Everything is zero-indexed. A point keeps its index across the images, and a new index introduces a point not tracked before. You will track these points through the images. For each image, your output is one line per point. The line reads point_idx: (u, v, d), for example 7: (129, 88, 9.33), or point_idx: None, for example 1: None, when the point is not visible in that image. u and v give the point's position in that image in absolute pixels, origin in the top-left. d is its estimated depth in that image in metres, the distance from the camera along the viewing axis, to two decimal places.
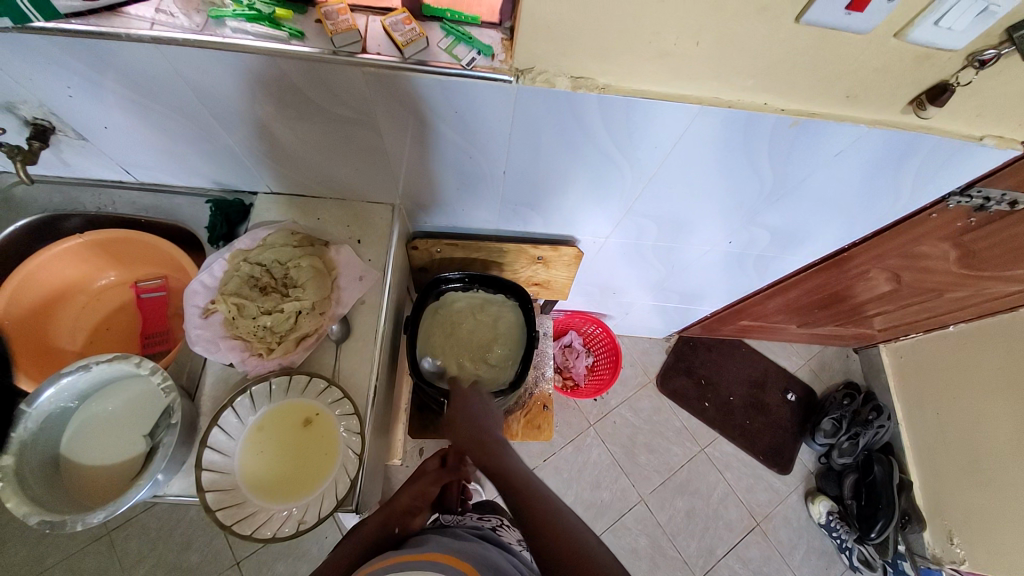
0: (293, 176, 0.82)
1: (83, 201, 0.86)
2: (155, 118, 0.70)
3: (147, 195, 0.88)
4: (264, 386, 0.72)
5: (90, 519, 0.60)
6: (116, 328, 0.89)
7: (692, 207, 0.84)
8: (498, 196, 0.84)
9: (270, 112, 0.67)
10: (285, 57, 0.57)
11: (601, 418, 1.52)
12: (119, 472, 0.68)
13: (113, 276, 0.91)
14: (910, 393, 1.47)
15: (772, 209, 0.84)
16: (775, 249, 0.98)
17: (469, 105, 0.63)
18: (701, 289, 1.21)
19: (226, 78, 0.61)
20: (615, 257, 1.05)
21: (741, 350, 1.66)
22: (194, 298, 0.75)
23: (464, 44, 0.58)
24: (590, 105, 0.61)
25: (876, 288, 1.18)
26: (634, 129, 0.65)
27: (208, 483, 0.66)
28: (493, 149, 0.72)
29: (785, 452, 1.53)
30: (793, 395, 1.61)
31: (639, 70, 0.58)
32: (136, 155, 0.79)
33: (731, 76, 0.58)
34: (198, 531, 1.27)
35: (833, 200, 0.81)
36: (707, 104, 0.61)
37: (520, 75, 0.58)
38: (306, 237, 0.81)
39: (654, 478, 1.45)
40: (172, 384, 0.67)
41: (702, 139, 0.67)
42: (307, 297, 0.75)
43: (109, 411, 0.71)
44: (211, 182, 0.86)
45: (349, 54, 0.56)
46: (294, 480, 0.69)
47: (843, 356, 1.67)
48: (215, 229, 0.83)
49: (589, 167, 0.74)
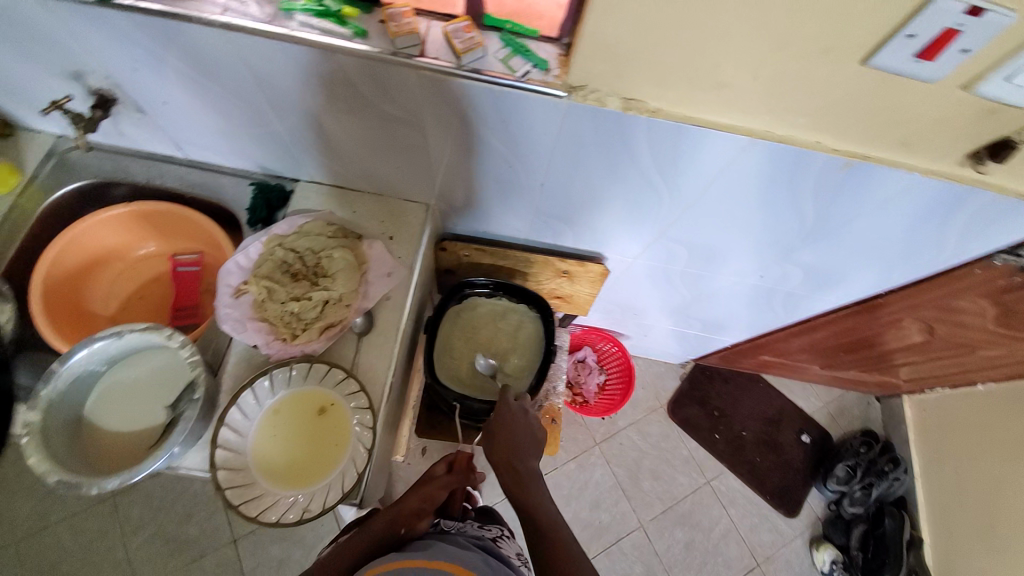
0: (334, 166, 0.83)
1: (133, 171, 0.89)
2: (212, 97, 0.72)
3: (194, 171, 0.90)
4: (284, 372, 0.73)
5: (104, 485, 0.61)
6: (150, 298, 0.92)
7: (729, 238, 0.82)
8: (532, 206, 0.84)
9: (322, 103, 0.68)
10: (346, 54, 0.58)
11: (607, 438, 1.50)
12: (138, 441, 0.70)
13: (152, 247, 0.93)
14: (930, 448, 1.42)
15: (808, 248, 0.82)
16: (806, 288, 0.96)
17: (517, 115, 0.63)
18: (725, 320, 1.19)
19: (286, 69, 0.63)
20: (641, 279, 1.04)
21: (758, 385, 1.62)
22: (228, 278, 0.77)
23: (521, 56, 0.58)
24: (640, 127, 0.61)
25: (906, 337, 1.14)
26: (680, 156, 0.65)
27: (220, 460, 0.67)
28: (533, 162, 0.72)
29: (794, 495, 1.49)
30: (808, 436, 1.56)
31: (694, 98, 0.57)
32: (188, 131, 0.81)
33: (787, 113, 0.57)
34: (200, 504, 1.29)
35: (875, 245, 0.79)
36: (759, 137, 0.60)
37: (572, 91, 0.58)
38: (341, 228, 0.83)
39: (656, 506, 1.43)
40: (198, 358, 0.68)
41: (746, 172, 0.66)
42: (336, 288, 0.76)
43: (133, 379, 0.72)
44: (256, 166, 0.88)
45: (408, 56, 0.58)
46: (303, 468, 0.70)
47: (864, 403, 1.62)
48: (255, 212, 0.85)
49: (627, 187, 0.74)
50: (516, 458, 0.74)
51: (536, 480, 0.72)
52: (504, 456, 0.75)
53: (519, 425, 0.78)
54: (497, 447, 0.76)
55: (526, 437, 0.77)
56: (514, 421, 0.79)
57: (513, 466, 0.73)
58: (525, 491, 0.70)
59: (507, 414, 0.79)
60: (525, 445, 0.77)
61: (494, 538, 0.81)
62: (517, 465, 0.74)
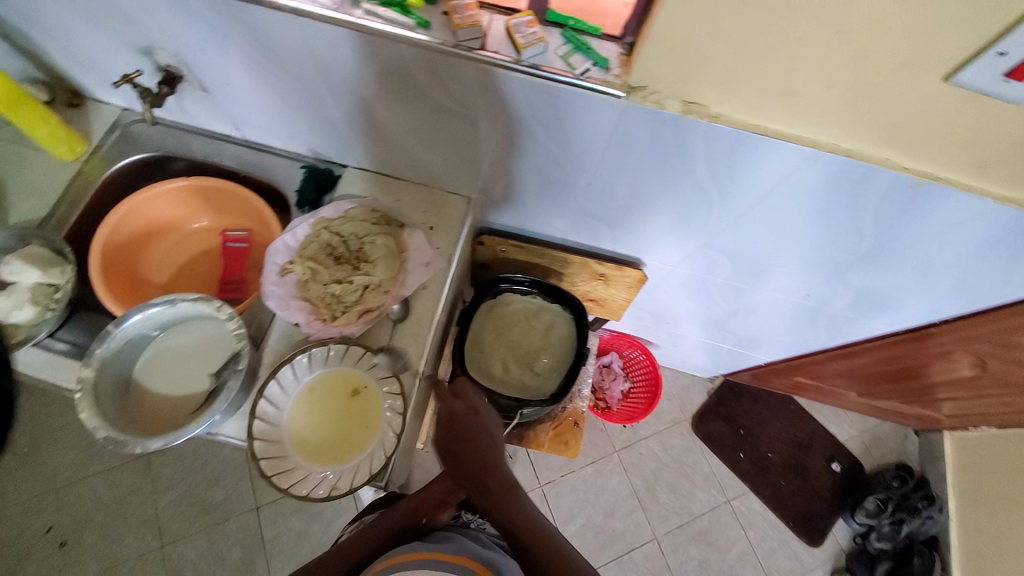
0: (382, 154, 0.85)
1: (192, 147, 0.93)
2: (271, 79, 0.74)
3: (248, 151, 0.93)
4: (322, 351, 0.74)
5: (148, 445, 0.64)
6: (199, 270, 0.95)
7: (776, 253, 0.80)
8: (574, 206, 0.84)
9: (377, 91, 0.69)
10: (408, 43, 0.59)
11: (627, 446, 1.48)
12: (180, 405, 0.72)
13: (204, 221, 0.97)
14: (968, 488, 1.34)
15: (860, 268, 0.78)
16: (854, 311, 0.92)
17: (571, 114, 0.62)
18: (761, 337, 1.15)
19: (347, 55, 0.64)
20: (678, 287, 1.02)
21: (789, 407, 1.56)
22: (275, 256, 0.79)
23: (581, 53, 0.58)
24: (697, 132, 0.59)
25: (955, 371, 1.08)
26: (736, 164, 0.63)
27: (257, 431, 0.69)
28: (581, 161, 0.72)
29: (818, 523, 1.43)
30: (838, 465, 1.50)
31: (757, 105, 0.55)
32: (246, 111, 0.84)
33: (856, 126, 0.55)
34: (227, 471, 1.34)
35: (933, 271, 0.75)
36: (823, 150, 0.58)
37: (631, 91, 0.57)
38: (384, 216, 0.84)
39: (671, 520, 1.40)
40: (244, 332, 0.71)
41: (805, 186, 0.64)
42: (377, 274, 0.78)
43: (181, 346, 0.75)
44: (307, 149, 0.90)
45: (469, 49, 0.58)
46: (335, 446, 0.71)
47: (901, 435, 1.54)
48: (304, 194, 0.88)
49: (674, 192, 0.72)
50: (483, 470, 0.69)
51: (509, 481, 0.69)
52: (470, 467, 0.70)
53: (473, 429, 0.72)
54: (461, 462, 0.71)
55: (480, 442, 0.71)
56: (470, 426, 0.72)
57: (481, 476, 0.69)
58: (500, 497, 0.68)
59: (459, 425, 0.72)
60: (483, 450, 0.71)
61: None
62: (487, 474, 0.69)
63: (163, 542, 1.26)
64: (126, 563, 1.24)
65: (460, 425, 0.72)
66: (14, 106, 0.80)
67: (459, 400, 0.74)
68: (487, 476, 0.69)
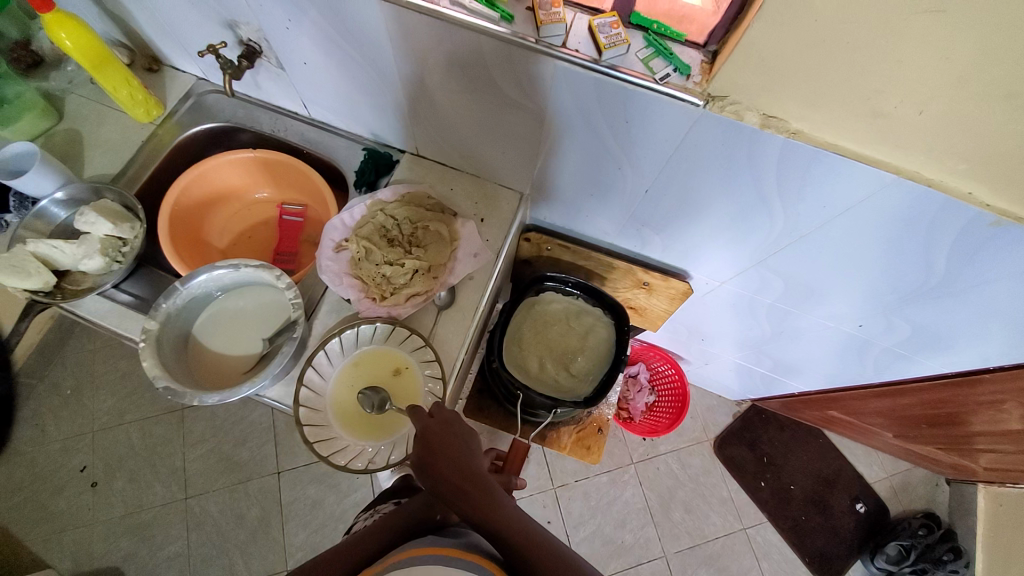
0: (440, 143, 0.86)
1: (261, 121, 0.97)
2: (344, 60, 0.76)
3: (312, 129, 0.96)
4: (370, 328, 0.76)
5: (205, 399, 0.67)
6: (256, 239, 0.99)
7: (831, 278, 0.78)
8: (627, 210, 0.83)
9: (448, 78, 0.70)
10: (488, 35, 0.60)
11: (645, 460, 1.46)
12: (232, 364, 0.75)
13: (266, 193, 1.01)
14: (999, 548, 1.26)
15: (921, 303, 0.75)
16: (906, 347, 0.89)
17: (643, 118, 0.62)
18: (799, 364, 1.12)
19: (425, 40, 0.65)
20: (723, 304, 1.01)
21: (817, 440, 1.51)
22: (331, 233, 0.82)
23: (662, 58, 0.57)
24: (772, 146, 0.58)
25: (1003, 423, 1.02)
26: (808, 184, 0.62)
27: (303, 399, 0.72)
28: (643, 166, 0.71)
29: (835, 564, 1.39)
30: (862, 506, 1.45)
31: (839, 125, 0.54)
32: (315, 90, 0.87)
33: (942, 156, 0.53)
34: (253, 433, 1.38)
35: (1002, 315, 0.71)
36: (905, 176, 0.56)
37: (710, 100, 0.56)
38: (438, 204, 0.86)
39: (682, 539, 1.38)
40: (300, 302, 0.73)
41: (877, 211, 0.62)
42: (427, 259, 0.79)
43: (237, 309, 0.78)
44: (368, 132, 0.93)
45: (550, 45, 0.58)
46: (374, 421, 0.73)
47: (933, 483, 1.47)
48: (363, 175, 0.89)
49: (736, 205, 0.71)
50: (465, 481, 0.63)
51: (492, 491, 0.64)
52: (450, 481, 0.63)
53: (450, 442, 0.66)
54: (438, 478, 0.64)
55: (458, 453, 0.65)
56: (449, 441, 0.66)
57: (462, 490, 0.63)
58: (485, 506, 0.62)
59: (434, 440, 0.65)
60: (463, 462, 0.65)
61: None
62: (471, 487, 0.63)
63: (188, 494, 1.31)
64: (151, 509, 1.30)
65: (435, 440, 0.65)
66: (100, 68, 0.84)
67: (434, 414, 0.68)
68: (469, 487, 0.63)
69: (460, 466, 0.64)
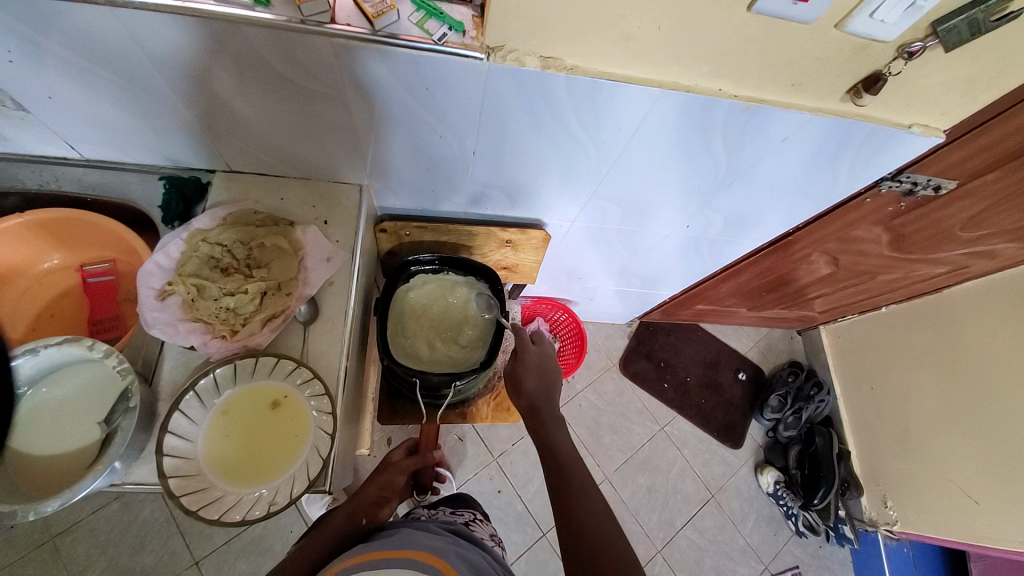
0: (251, 152, 0.79)
1: (22, 177, 0.80)
2: (103, 87, 0.65)
3: (93, 172, 0.83)
4: (228, 369, 0.70)
5: (44, 508, 0.58)
6: (61, 315, 0.84)
7: (654, 191, 0.88)
8: (467, 176, 0.85)
9: (230, 84, 0.64)
10: (250, 24, 0.55)
11: (568, 401, 1.55)
12: (65, 461, 0.64)
13: (57, 259, 0.85)
14: (847, 369, 1.56)
15: (726, 194, 0.89)
16: (727, 233, 1.04)
17: (441, 82, 0.63)
18: (661, 274, 1.26)
19: (182, 44, 0.58)
20: (581, 241, 1.08)
21: (697, 334, 1.74)
22: (149, 280, 0.72)
23: (435, 19, 0.58)
24: (559, 85, 0.63)
25: (817, 271, 1.25)
26: (602, 111, 0.68)
27: (169, 469, 0.64)
28: (462, 130, 0.73)
29: (737, 428, 1.62)
30: (744, 374, 1.70)
31: (605, 52, 0.60)
32: (80, 128, 0.74)
33: (689, 62, 0.62)
34: (153, 532, 1.21)
35: (782, 185, 0.86)
36: (668, 88, 0.64)
37: (491, 52, 0.59)
38: (270, 216, 0.80)
39: (618, 457, 1.51)
40: (128, 366, 0.65)
41: (662, 123, 0.70)
42: (273, 277, 0.75)
43: (55, 399, 0.67)
44: (163, 160, 0.82)
45: (318, 24, 0.56)
46: (262, 462, 0.68)
47: (788, 337, 1.78)
48: (169, 208, 0.80)
49: (555, 148, 0.76)
50: (542, 402, 0.80)
51: (559, 424, 0.78)
52: (529, 403, 0.81)
53: (542, 371, 0.83)
54: (523, 391, 0.82)
55: (544, 379, 0.82)
56: (541, 369, 0.83)
57: (536, 409, 0.80)
58: (553, 437, 0.76)
59: (529, 361, 0.84)
60: (545, 389, 0.82)
61: (465, 523, 0.89)
62: (542, 412, 0.79)
63: None
64: None
65: (530, 364, 0.84)
66: None
67: (536, 345, 0.86)
68: (542, 411, 0.79)
69: (542, 391, 0.81)
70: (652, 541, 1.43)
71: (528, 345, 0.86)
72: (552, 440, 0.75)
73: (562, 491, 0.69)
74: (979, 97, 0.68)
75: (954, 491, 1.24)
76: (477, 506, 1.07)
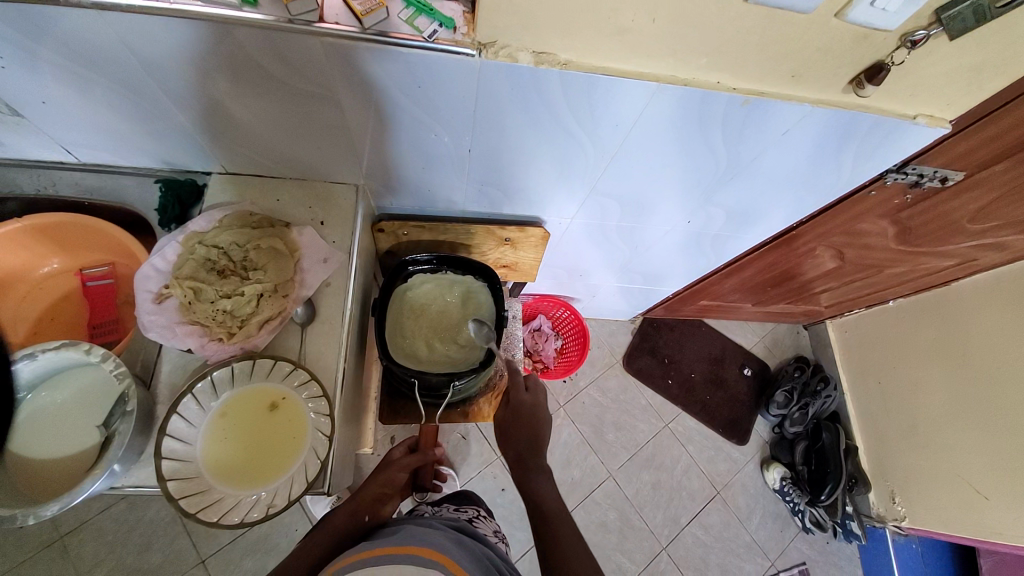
0: (247, 153, 0.79)
1: (20, 182, 0.81)
2: (97, 92, 0.65)
3: (90, 176, 0.83)
4: (225, 371, 0.70)
5: (43, 512, 0.58)
6: (61, 320, 0.84)
7: (654, 187, 0.87)
8: (464, 174, 0.84)
9: (223, 85, 0.64)
10: (240, 25, 0.54)
11: (571, 399, 1.55)
12: (66, 464, 0.64)
13: (56, 264, 0.86)
14: (854, 364, 1.54)
15: (726, 188, 0.87)
16: (730, 228, 1.02)
17: (434, 80, 0.62)
18: (663, 270, 1.25)
19: (173, 48, 0.58)
20: (581, 238, 1.08)
21: (701, 329, 1.72)
22: (146, 284, 0.73)
23: (426, 16, 0.58)
24: (553, 81, 0.62)
25: (822, 265, 1.23)
26: (598, 106, 0.67)
27: (168, 472, 0.64)
28: (458, 128, 0.72)
29: (742, 424, 1.60)
30: (749, 369, 1.68)
31: (599, 47, 0.59)
32: (76, 133, 0.74)
33: (685, 55, 0.60)
34: (159, 531, 1.22)
35: (785, 178, 0.85)
36: (664, 82, 0.63)
37: (482, 48, 0.58)
38: (265, 217, 0.80)
39: (621, 454, 1.50)
40: (125, 370, 0.65)
41: (659, 118, 0.69)
42: (269, 279, 0.74)
43: (55, 403, 0.67)
44: (159, 162, 0.82)
45: (307, 23, 0.55)
46: (260, 464, 0.68)
47: (794, 332, 1.76)
48: (166, 211, 0.80)
49: (552, 145, 0.75)
50: (528, 453, 0.83)
51: (543, 474, 0.81)
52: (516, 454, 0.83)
53: (531, 422, 0.86)
54: (514, 441, 0.85)
55: (531, 429, 0.85)
56: (530, 420, 0.86)
57: (523, 461, 0.82)
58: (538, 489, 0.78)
59: (521, 411, 0.86)
60: (533, 440, 0.84)
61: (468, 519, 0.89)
62: (528, 462, 0.82)
63: None
64: None
65: (522, 413, 0.86)
66: None
67: (529, 393, 0.89)
68: (528, 462, 0.82)
69: (530, 444, 0.83)
70: (657, 538, 1.42)
71: (521, 391, 0.88)
72: (536, 492, 0.77)
73: (546, 530, 0.71)
74: (986, 86, 0.66)
75: (964, 487, 1.22)
76: (480, 501, 1.06)
